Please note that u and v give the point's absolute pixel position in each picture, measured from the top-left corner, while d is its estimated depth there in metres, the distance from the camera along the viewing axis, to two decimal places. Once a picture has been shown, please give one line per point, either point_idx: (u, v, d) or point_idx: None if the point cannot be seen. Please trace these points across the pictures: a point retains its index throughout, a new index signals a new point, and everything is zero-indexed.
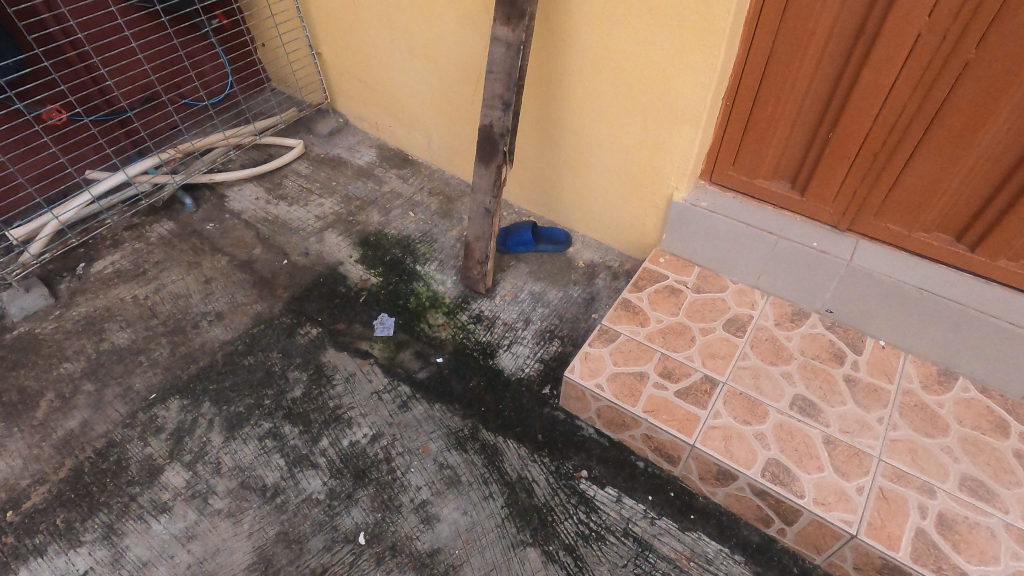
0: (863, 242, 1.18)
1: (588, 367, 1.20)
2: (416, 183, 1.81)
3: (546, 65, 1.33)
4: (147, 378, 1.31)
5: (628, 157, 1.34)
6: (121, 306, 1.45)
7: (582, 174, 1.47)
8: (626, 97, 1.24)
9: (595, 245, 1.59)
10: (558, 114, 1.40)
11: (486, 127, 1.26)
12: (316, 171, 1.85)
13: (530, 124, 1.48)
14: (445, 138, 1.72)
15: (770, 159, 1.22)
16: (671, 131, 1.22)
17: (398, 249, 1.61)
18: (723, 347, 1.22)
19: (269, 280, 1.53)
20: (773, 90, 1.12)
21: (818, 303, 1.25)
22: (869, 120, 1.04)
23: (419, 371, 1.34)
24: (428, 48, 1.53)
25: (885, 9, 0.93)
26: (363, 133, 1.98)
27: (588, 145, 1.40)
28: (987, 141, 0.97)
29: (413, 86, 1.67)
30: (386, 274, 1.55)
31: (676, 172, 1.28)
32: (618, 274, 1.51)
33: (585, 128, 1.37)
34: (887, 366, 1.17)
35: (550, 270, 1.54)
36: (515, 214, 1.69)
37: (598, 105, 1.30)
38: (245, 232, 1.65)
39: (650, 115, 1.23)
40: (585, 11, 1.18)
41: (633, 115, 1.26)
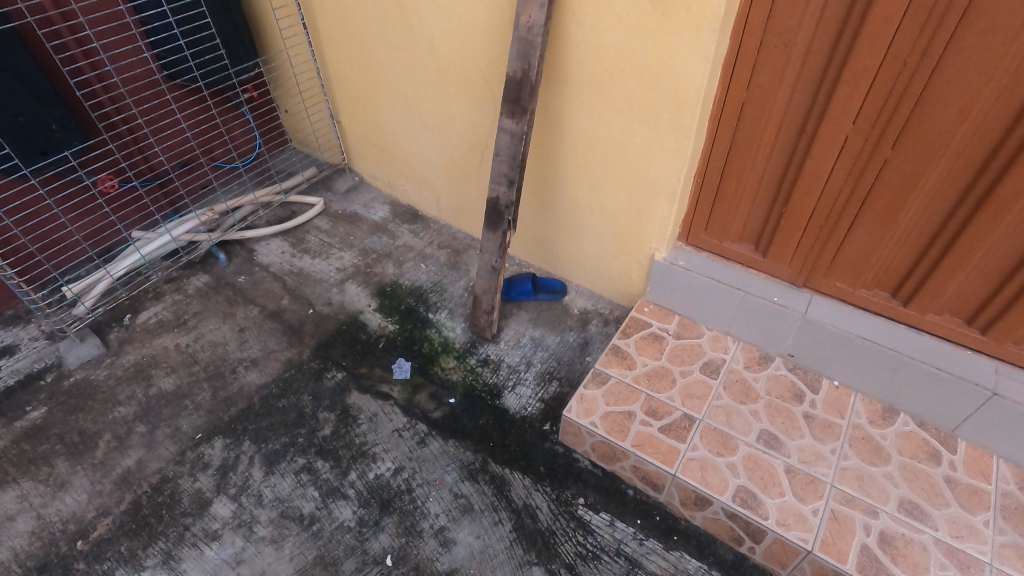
0: (817, 297, 1.38)
1: (583, 407, 1.38)
2: (426, 237, 2.00)
3: (545, 142, 1.54)
4: (193, 420, 1.47)
5: (616, 222, 1.55)
6: (165, 354, 1.62)
7: (576, 234, 1.68)
8: (614, 173, 1.45)
9: (588, 294, 1.79)
10: (555, 184, 1.61)
11: (493, 199, 1.46)
12: (335, 226, 2.04)
13: (531, 190, 1.69)
14: (453, 198, 1.93)
15: (736, 226, 1.43)
16: (652, 203, 1.43)
17: (412, 299, 1.80)
18: (700, 387, 1.40)
19: (297, 328, 1.71)
20: (735, 170, 1.33)
21: (781, 348, 1.45)
22: (814, 200, 1.26)
23: (434, 411, 1.51)
24: (441, 124, 1.74)
25: (819, 115, 1.15)
26: (376, 190, 2.18)
27: (581, 210, 1.61)
28: (909, 219, 1.17)
29: (425, 154, 1.88)
30: (401, 321, 1.74)
31: (657, 236, 1.49)
32: (608, 320, 1.71)
33: (578, 196, 1.58)
34: (840, 404, 1.36)
35: (548, 317, 1.73)
36: (516, 266, 1.89)
37: (590, 178, 1.51)
38: (273, 284, 1.84)
39: (634, 189, 1.44)
40: (578, 103, 1.40)
41: (620, 188, 1.47)
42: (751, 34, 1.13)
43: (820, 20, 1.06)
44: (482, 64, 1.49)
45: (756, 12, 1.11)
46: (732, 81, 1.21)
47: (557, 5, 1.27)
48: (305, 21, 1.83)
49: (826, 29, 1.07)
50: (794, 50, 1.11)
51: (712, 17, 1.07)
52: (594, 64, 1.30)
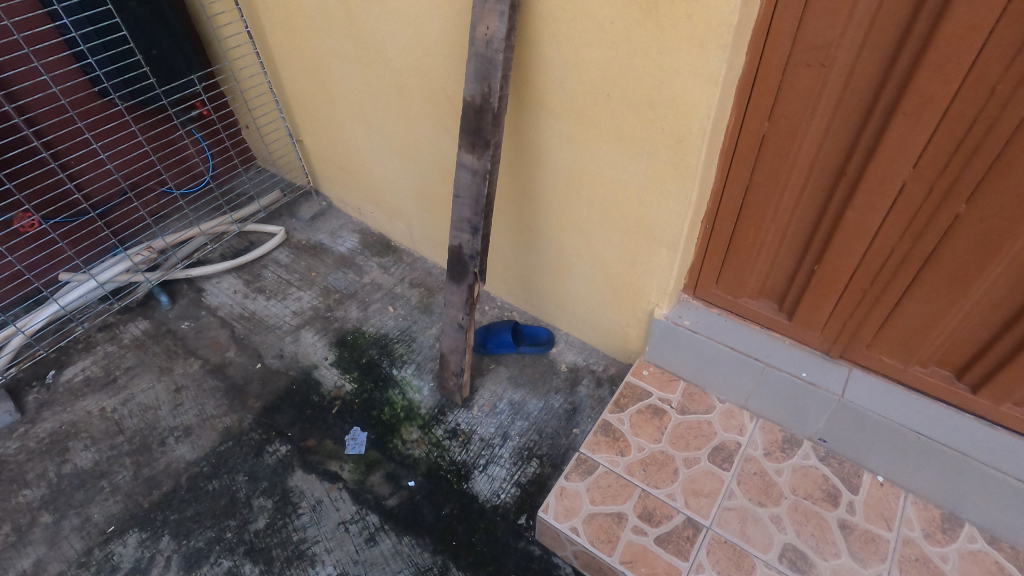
0: (856, 372, 1.11)
1: (563, 506, 1.13)
2: (397, 272, 1.76)
3: (521, 173, 1.28)
4: (107, 507, 1.26)
5: (609, 268, 1.28)
6: (87, 421, 1.41)
7: (562, 279, 1.42)
8: (603, 215, 1.19)
9: (579, 345, 1.52)
10: (535, 221, 1.36)
11: (456, 247, 1.20)
12: (295, 260, 1.81)
13: (510, 227, 1.43)
14: (426, 230, 1.68)
15: (753, 282, 1.16)
16: (650, 252, 1.16)
17: (375, 350, 1.56)
18: (707, 482, 1.14)
19: (241, 388, 1.48)
20: (752, 216, 1.06)
21: (810, 431, 1.17)
22: (856, 257, 0.98)
23: (389, 497, 1.27)
24: (406, 149, 1.49)
25: (867, 154, 0.87)
26: (346, 216, 1.94)
27: (567, 255, 1.35)
28: (985, 289, 0.89)
29: (393, 180, 1.63)
30: (360, 378, 1.50)
31: (656, 290, 1.22)
32: (601, 379, 1.45)
33: (563, 236, 1.32)
34: (885, 509, 1.08)
35: (531, 375, 1.47)
36: (497, 308, 1.63)
37: (576, 218, 1.25)
38: (220, 331, 1.61)
39: (628, 235, 1.17)
40: (556, 132, 1.13)
41: (612, 232, 1.20)
42: (775, 51, 0.86)
43: (869, 32, 0.78)
44: (444, 82, 1.23)
45: (781, 22, 0.83)
46: (750, 110, 0.94)
47: (524, 12, 1.00)
48: (249, 29, 1.59)
49: (877, 46, 0.78)
50: (832, 70, 0.83)
51: (720, 28, 0.80)
52: (573, 85, 1.03)
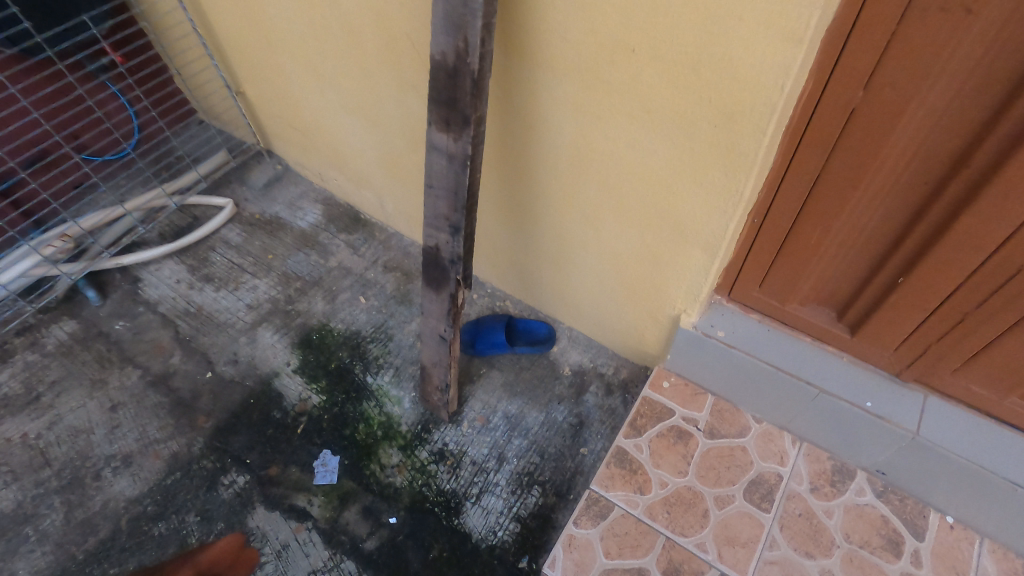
0: (933, 400, 0.90)
1: (573, 560, 0.94)
2: (369, 253, 1.50)
3: (512, 146, 1.00)
4: (34, 561, 1.07)
5: (622, 265, 1.03)
6: (7, 451, 1.19)
7: (565, 270, 1.17)
8: (617, 204, 0.92)
9: (584, 343, 1.30)
10: (530, 203, 1.09)
11: (433, 247, 0.94)
12: (248, 239, 1.54)
13: (500, 207, 1.17)
14: (399, 203, 1.41)
15: (808, 288, 0.91)
16: (677, 252, 0.91)
17: (345, 352, 1.33)
18: (744, 528, 0.95)
19: (189, 403, 1.26)
20: (817, 212, 0.80)
21: (867, 461, 0.98)
22: (962, 272, 0.74)
23: (367, 538, 1.09)
24: (367, 109, 1.19)
25: (1009, 143, 0.61)
26: (306, 182, 1.65)
27: (570, 245, 1.09)
28: None
29: (355, 145, 1.34)
30: (329, 388, 1.28)
31: (684, 296, 0.98)
32: (611, 386, 1.23)
33: (565, 224, 1.06)
34: (957, 559, 0.90)
35: (529, 380, 1.26)
36: (487, 296, 1.39)
37: (582, 205, 0.99)
38: (162, 332, 1.37)
39: (649, 231, 0.92)
40: (559, 98, 0.84)
41: (628, 225, 0.94)
42: None
43: None
44: (406, 26, 0.92)
45: None
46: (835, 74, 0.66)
47: None
48: None
49: None
50: (980, 21, 0.55)
51: None
52: (583, 36, 0.74)
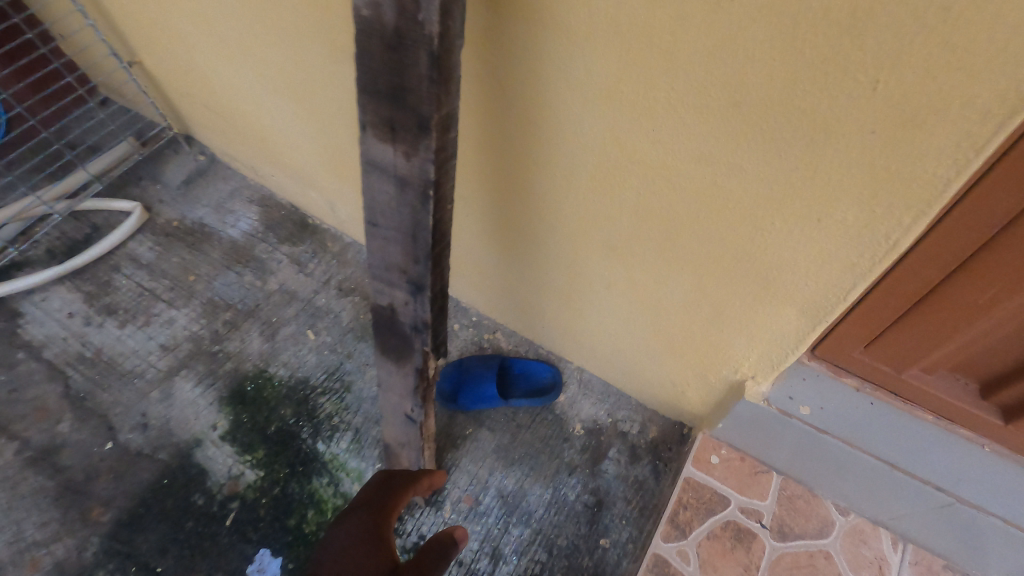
0: None
1: None
2: (319, 271, 1.18)
3: (498, 143, 0.67)
4: None
5: (663, 314, 0.73)
6: None
7: (574, 308, 0.87)
8: (667, 236, 0.62)
9: (599, 390, 1.01)
10: (524, 221, 0.77)
11: (387, 306, 0.63)
12: (163, 254, 1.20)
13: (482, 223, 0.84)
14: (353, 209, 1.08)
15: (949, 359, 0.62)
16: (754, 308, 0.61)
17: (289, 409, 1.02)
18: None
19: (83, 488, 0.95)
20: (993, 261, 0.50)
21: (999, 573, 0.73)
22: None
23: None
24: (295, 86, 0.86)
25: None
26: (238, 176, 1.30)
27: (583, 279, 0.79)
28: None
29: (288, 134, 1.00)
30: (269, 461, 0.98)
31: (754, 359, 0.68)
32: (637, 449, 0.94)
33: (576, 252, 0.75)
34: None
35: (530, 443, 0.96)
36: (471, 328, 1.08)
37: (607, 232, 0.68)
38: (48, 387, 1.04)
39: (714, 277, 0.62)
40: (584, 78, 0.52)
41: (680, 266, 0.64)
42: None
43: None
44: None
45: None
46: None
47: None
48: None
49: None
50: None
51: None
52: None
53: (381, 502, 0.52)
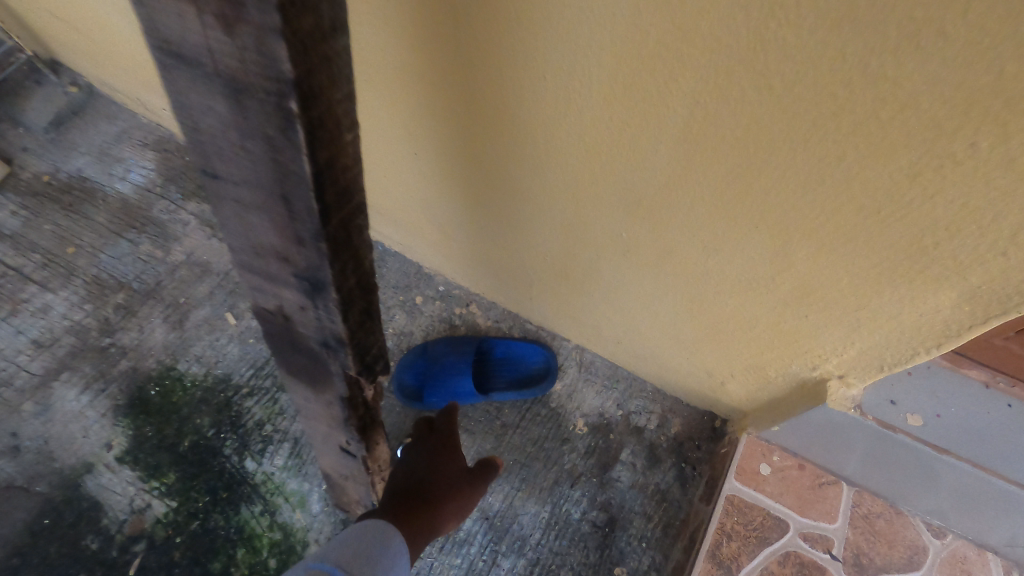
0: None
1: None
2: None
3: (466, 8, 0.40)
4: None
5: (719, 275, 0.50)
6: None
7: (574, 276, 0.63)
8: (761, 144, 0.38)
9: (604, 376, 0.79)
10: (501, 154, 0.52)
11: (276, 311, 0.38)
12: (31, 219, 0.91)
13: (436, 164, 0.58)
14: None
15: None
16: (899, 252, 0.39)
17: (206, 418, 0.79)
18: None
19: None
20: None
21: None
22: None
23: None
24: None
25: None
26: (126, 115, 1.01)
27: (592, 234, 0.55)
28: None
29: None
30: (183, 487, 0.75)
31: (861, 337, 0.47)
32: (658, 450, 0.73)
33: (583, 193, 0.51)
34: None
35: (520, 448, 0.74)
36: (437, 301, 0.84)
37: (645, 154, 0.44)
38: None
39: (835, 207, 0.39)
40: None
41: (773, 195, 0.41)
42: None
43: None
44: None
45: None
46: None
47: None
48: None
49: None
50: None
51: None
52: None
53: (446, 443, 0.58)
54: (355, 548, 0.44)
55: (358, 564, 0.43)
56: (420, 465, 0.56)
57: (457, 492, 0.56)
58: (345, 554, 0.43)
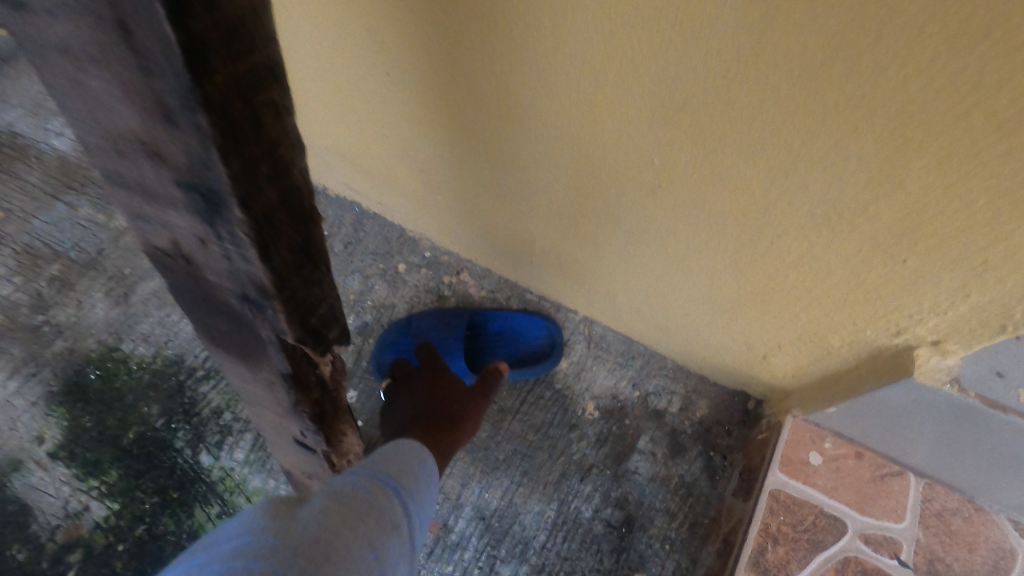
0: None
1: None
2: None
3: None
4: None
5: (787, 220, 0.36)
6: None
7: (585, 229, 0.50)
8: (891, 2, 0.23)
9: (617, 352, 0.67)
10: (486, 56, 0.38)
11: (174, 252, 0.26)
12: None
13: (405, 80, 0.45)
14: None
15: None
16: None
17: (155, 407, 0.68)
18: None
19: None
20: None
21: None
22: None
23: None
24: None
25: None
26: None
27: (611, 168, 0.41)
28: None
29: None
30: (127, 487, 0.64)
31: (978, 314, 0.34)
32: (681, 438, 0.63)
33: (601, 107, 0.37)
34: None
35: (519, 436, 0.64)
36: (422, 267, 0.73)
37: (686, 56, 0.30)
38: None
39: (997, 112, 0.25)
40: None
41: (896, 94, 0.26)
42: None
43: None
44: None
45: None
46: None
47: None
48: None
49: None
50: None
51: None
52: None
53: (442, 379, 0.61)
54: (397, 458, 0.40)
55: (403, 476, 0.38)
56: (427, 408, 0.57)
57: (466, 412, 0.58)
58: (388, 468, 0.38)
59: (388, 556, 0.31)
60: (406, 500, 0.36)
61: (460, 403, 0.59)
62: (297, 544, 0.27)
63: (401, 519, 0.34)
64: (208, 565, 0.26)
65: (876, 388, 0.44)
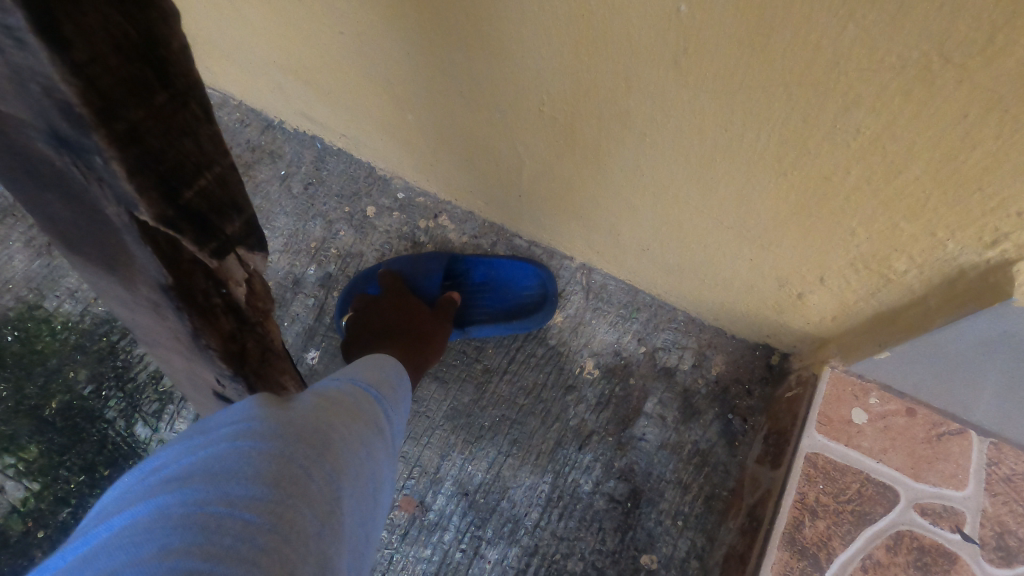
0: None
1: None
2: None
3: None
4: None
5: (872, 74, 0.26)
6: None
7: (583, 133, 0.40)
8: None
9: (621, 300, 0.57)
10: None
11: None
12: None
13: None
14: None
15: None
16: None
17: (84, 372, 0.58)
18: None
19: None
20: None
21: None
22: None
23: None
24: None
25: None
26: None
27: (625, 23, 0.31)
28: None
29: None
30: (49, 465, 0.55)
31: None
32: (693, 399, 0.54)
33: None
34: None
35: (506, 398, 0.55)
36: (392, 208, 0.62)
37: None
38: None
39: None
40: None
41: None
42: None
43: None
44: None
45: None
46: None
47: None
48: None
49: None
50: None
51: None
52: None
53: (404, 302, 0.54)
54: (381, 367, 0.37)
55: (389, 382, 0.36)
56: (398, 325, 0.52)
57: (438, 324, 0.54)
58: (371, 375, 0.35)
59: (383, 454, 0.30)
60: (391, 405, 0.34)
61: (431, 323, 0.54)
62: (297, 428, 0.25)
63: (389, 423, 0.33)
64: (201, 447, 0.23)
65: (953, 320, 0.35)
